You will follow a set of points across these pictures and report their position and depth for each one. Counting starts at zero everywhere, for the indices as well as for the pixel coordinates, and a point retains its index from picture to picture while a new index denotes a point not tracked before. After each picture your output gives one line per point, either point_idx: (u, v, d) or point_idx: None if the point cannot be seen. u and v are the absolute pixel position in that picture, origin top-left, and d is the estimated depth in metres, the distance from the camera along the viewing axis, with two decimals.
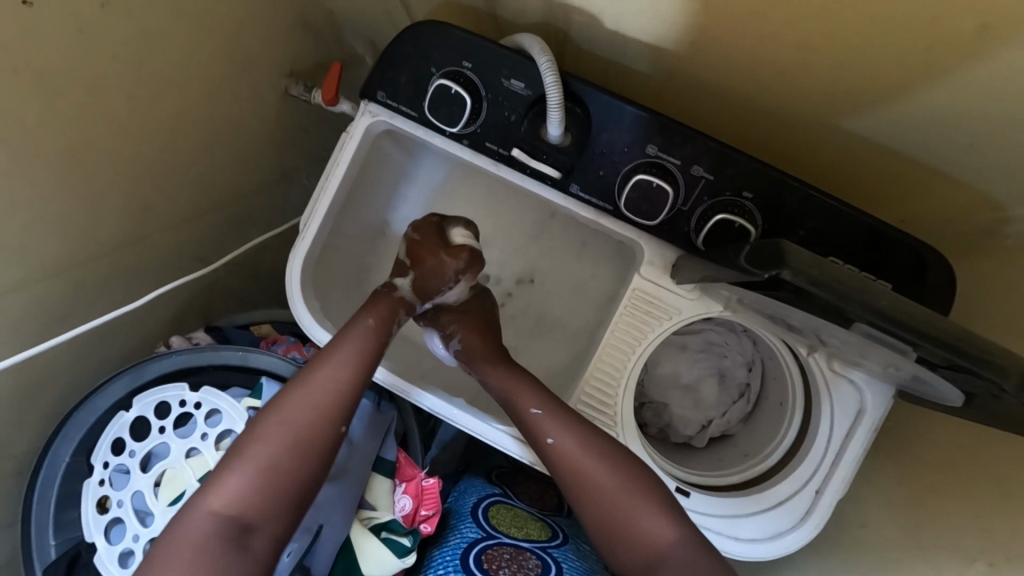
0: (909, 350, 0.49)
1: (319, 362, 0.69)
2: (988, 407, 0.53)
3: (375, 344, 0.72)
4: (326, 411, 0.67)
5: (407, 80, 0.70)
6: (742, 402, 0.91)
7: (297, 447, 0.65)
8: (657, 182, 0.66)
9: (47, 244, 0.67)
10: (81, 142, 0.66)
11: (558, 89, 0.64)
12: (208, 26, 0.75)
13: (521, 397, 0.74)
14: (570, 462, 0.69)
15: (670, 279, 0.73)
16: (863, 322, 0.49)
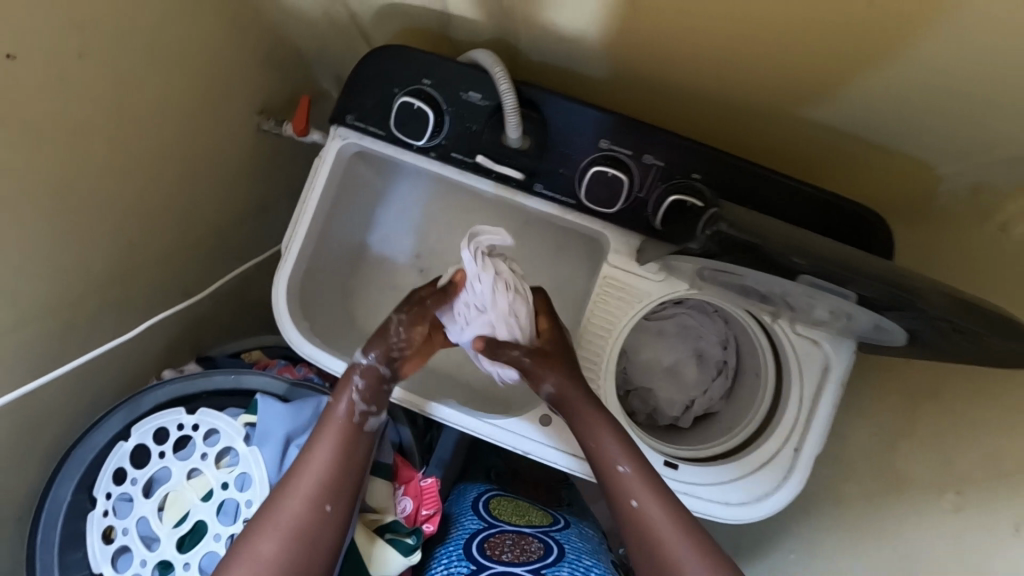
0: (849, 292, 0.53)
1: (301, 450, 0.69)
2: (933, 345, 0.58)
3: (348, 421, 0.70)
4: (308, 496, 0.66)
5: (373, 102, 0.75)
6: (721, 379, 0.96)
7: (285, 536, 0.64)
8: (612, 172, 0.71)
9: (39, 288, 0.70)
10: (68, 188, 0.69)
11: (512, 96, 0.69)
12: (181, 71, 0.79)
13: (611, 450, 0.72)
14: (649, 529, 0.69)
15: (637, 263, 0.77)
16: (808, 274, 0.53)
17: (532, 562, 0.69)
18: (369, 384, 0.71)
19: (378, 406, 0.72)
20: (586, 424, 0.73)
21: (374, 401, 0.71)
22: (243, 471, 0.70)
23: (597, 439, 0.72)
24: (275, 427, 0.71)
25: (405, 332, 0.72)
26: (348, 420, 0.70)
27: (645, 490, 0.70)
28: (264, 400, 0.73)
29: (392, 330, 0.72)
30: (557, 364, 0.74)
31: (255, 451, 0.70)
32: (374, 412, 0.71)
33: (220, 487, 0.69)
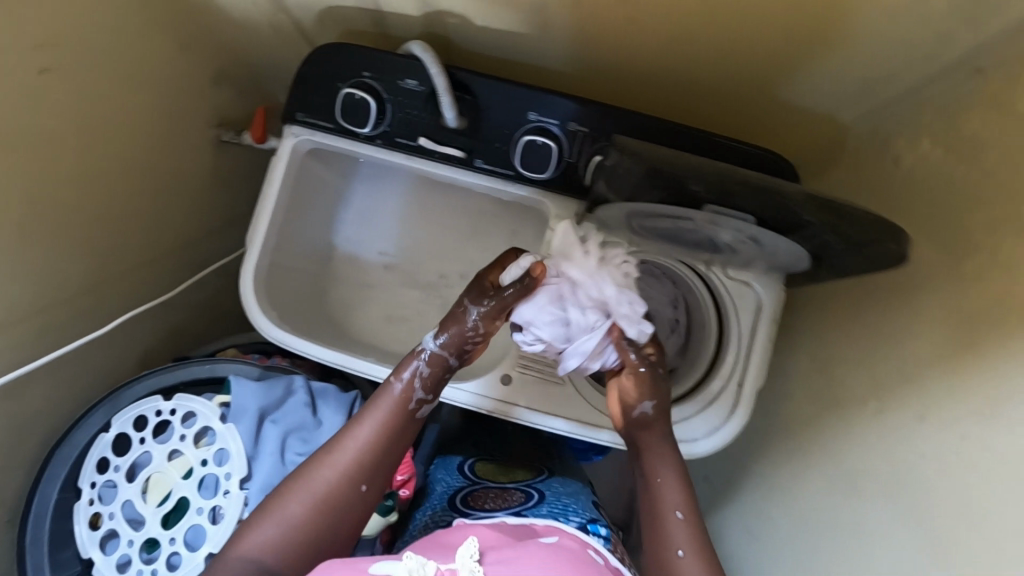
0: (748, 215, 0.60)
1: (346, 426, 0.69)
2: (836, 263, 0.66)
3: (402, 405, 0.70)
4: (347, 472, 0.66)
5: (320, 98, 0.81)
6: None
7: (316, 504, 0.64)
8: (541, 140, 0.78)
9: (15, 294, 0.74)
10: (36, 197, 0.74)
11: (444, 79, 0.76)
12: (140, 86, 0.85)
13: (665, 490, 0.70)
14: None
15: (578, 225, 0.82)
16: (712, 205, 0.60)
17: (512, 505, 0.75)
18: (433, 372, 0.71)
19: (434, 395, 0.72)
20: (655, 461, 0.72)
21: (432, 389, 0.71)
22: (221, 446, 0.74)
23: (659, 476, 0.71)
24: (248, 403, 0.76)
25: (479, 324, 0.70)
26: (404, 404, 0.70)
27: (693, 544, 0.66)
28: (237, 380, 0.77)
29: (466, 316, 0.71)
30: (654, 385, 0.73)
31: (231, 427, 0.75)
32: (429, 401, 0.71)
33: (200, 464, 0.73)
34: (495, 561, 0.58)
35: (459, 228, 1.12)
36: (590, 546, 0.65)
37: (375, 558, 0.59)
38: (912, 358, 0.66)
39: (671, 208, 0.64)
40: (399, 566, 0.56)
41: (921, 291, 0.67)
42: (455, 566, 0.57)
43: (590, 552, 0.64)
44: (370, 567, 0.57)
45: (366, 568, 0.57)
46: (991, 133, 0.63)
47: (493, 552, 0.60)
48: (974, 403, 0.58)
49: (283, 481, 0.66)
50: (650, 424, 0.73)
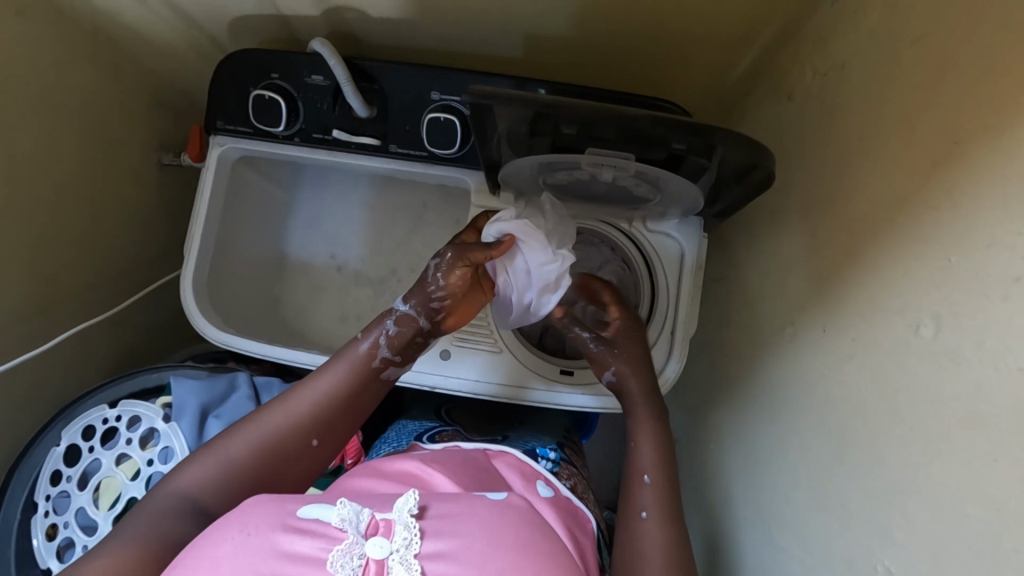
0: (628, 154, 0.66)
1: (308, 377, 0.70)
2: (722, 199, 0.72)
3: (365, 363, 0.71)
4: (304, 422, 0.66)
5: (234, 104, 0.85)
6: None
7: (265, 447, 0.63)
8: (444, 117, 0.80)
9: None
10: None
11: (345, 69, 0.79)
12: (72, 115, 0.89)
13: (640, 452, 0.72)
14: (641, 543, 0.63)
15: (496, 197, 0.86)
16: (592, 146, 0.67)
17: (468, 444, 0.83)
18: (402, 333, 0.73)
19: (401, 358, 0.74)
20: (633, 420, 0.76)
21: (400, 350, 0.73)
22: (165, 445, 0.76)
23: (632, 436, 0.75)
24: (188, 402, 0.78)
25: (442, 282, 0.73)
26: (369, 361, 0.71)
27: (660, 511, 0.66)
28: (176, 381, 0.79)
29: (431, 278, 0.74)
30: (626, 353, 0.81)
31: (174, 425, 0.77)
32: (395, 363, 0.73)
33: (147, 464, 0.76)
34: (439, 515, 0.50)
35: (402, 223, 1.15)
36: (540, 477, 0.70)
37: (307, 500, 0.52)
38: (810, 275, 0.67)
39: (562, 155, 0.70)
40: (331, 511, 0.49)
41: (814, 211, 0.68)
42: (391, 517, 0.49)
43: (536, 484, 0.68)
44: (298, 508, 0.50)
45: (291, 509, 0.50)
46: (857, 50, 0.64)
47: (440, 503, 0.52)
48: (856, 301, 0.58)
49: (233, 424, 0.66)
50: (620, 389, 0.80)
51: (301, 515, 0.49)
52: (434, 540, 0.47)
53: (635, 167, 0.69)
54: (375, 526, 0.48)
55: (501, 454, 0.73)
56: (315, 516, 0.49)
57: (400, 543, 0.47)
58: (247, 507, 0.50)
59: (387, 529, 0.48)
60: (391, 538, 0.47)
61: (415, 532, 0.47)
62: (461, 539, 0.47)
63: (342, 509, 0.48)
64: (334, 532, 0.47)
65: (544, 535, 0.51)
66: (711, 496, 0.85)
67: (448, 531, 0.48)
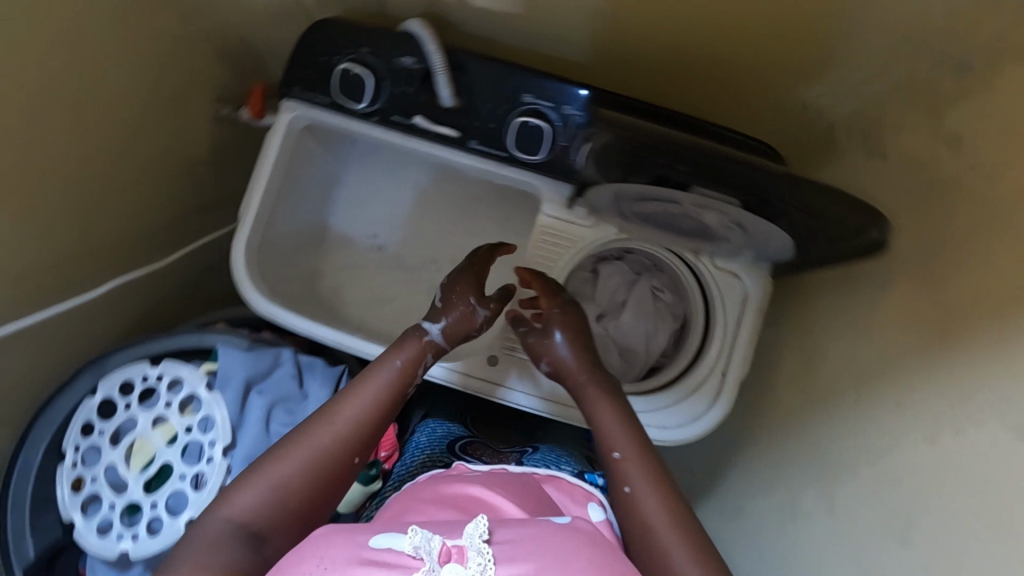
0: (733, 201, 0.64)
1: (348, 391, 0.69)
2: (812, 253, 0.71)
3: (404, 382, 0.72)
4: (350, 439, 0.65)
5: (316, 74, 0.82)
6: (669, 322, 0.99)
7: (313, 469, 0.62)
8: (534, 122, 0.78)
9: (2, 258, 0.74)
10: (33, 159, 0.74)
11: (441, 56, 0.77)
12: (143, 57, 0.85)
13: (611, 432, 0.71)
14: (636, 517, 0.63)
15: (568, 210, 0.85)
16: (701, 185, 0.65)
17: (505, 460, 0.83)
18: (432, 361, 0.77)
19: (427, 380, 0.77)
20: (596, 407, 0.74)
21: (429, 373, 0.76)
22: (206, 414, 0.74)
23: (596, 410, 0.74)
24: (233, 373, 0.76)
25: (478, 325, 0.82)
26: (407, 381, 0.73)
27: (642, 478, 0.66)
28: (223, 349, 0.77)
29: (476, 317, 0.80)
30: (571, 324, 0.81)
31: (217, 395, 0.75)
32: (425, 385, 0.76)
33: (185, 431, 0.74)
34: (507, 540, 0.49)
35: (450, 214, 1.14)
36: (592, 497, 0.70)
37: (375, 531, 0.51)
38: (887, 347, 0.67)
39: (658, 195, 0.69)
40: (402, 540, 0.48)
41: (896, 284, 0.67)
42: (462, 542, 0.48)
43: (589, 506, 0.68)
44: (369, 539, 0.49)
45: (363, 540, 0.49)
46: (968, 128, 0.63)
47: (506, 527, 0.51)
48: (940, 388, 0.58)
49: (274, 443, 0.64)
50: (561, 376, 0.79)
51: (373, 545, 0.48)
52: (508, 565, 0.46)
53: (736, 212, 0.66)
54: (448, 552, 0.47)
55: (551, 478, 0.73)
56: (387, 545, 0.48)
57: (475, 570, 0.46)
58: (315, 540, 0.49)
59: (461, 555, 0.47)
60: (466, 564, 0.46)
61: (489, 558, 0.47)
62: (533, 562, 0.47)
63: (413, 537, 0.47)
64: (407, 561, 0.46)
65: (613, 553, 0.51)
66: (734, 539, 0.86)
67: (519, 555, 0.47)
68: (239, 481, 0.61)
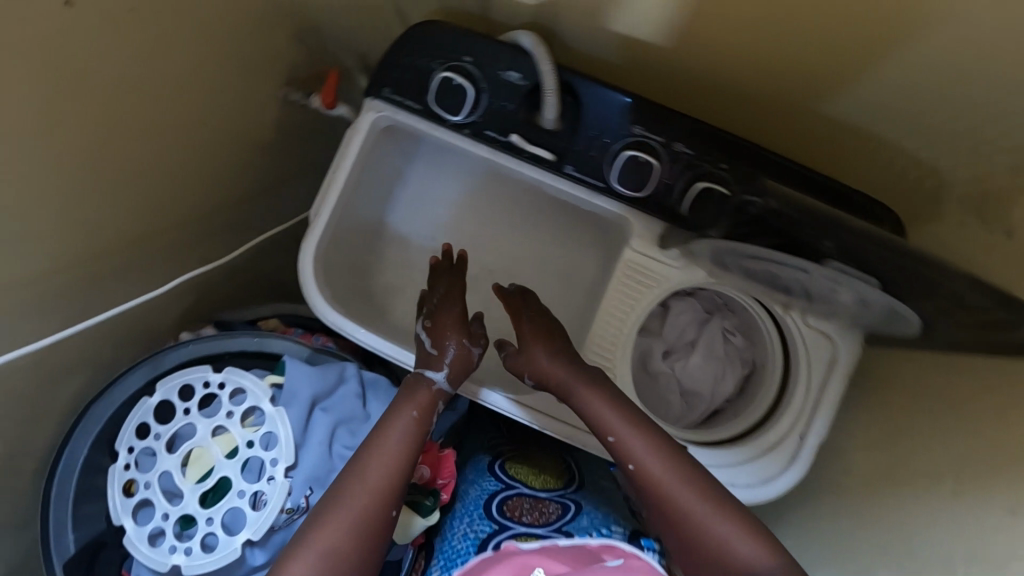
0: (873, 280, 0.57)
1: (369, 446, 0.71)
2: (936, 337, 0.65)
3: (422, 430, 0.74)
4: (382, 495, 0.67)
5: (411, 78, 0.77)
6: (739, 368, 0.95)
7: (354, 533, 0.65)
8: (642, 157, 0.73)
9: (68, 248, 0.70)
10: (108, 147, 0.70)
11: (553, 77, 0.71)
12: (224, 36, 0.80)
13: (601, 413, 0.76)
14: (648, 486, 0.71)
15: (658, 249, 0.80)
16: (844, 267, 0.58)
17: (552, 523, 0.75)
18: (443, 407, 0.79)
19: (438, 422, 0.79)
20: (581, 398, 0.78)
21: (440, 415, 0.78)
22: (269, 430, 0.71)
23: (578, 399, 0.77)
24: (300, 389, 0.73)
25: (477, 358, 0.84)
26: (425, 428, 0.74)
27: (644, 451, 0.73)
28: (291, 362, 0.74)
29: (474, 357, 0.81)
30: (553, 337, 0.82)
31: (282, 411, 0.71)
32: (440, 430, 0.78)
33: (245, 445, 0.70)
34: None
35: (516, 227, 1.09)
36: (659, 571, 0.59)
37: None
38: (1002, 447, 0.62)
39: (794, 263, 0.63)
40: None
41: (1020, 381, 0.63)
42: None
43: None
44: None
45: None
46: None
47: None
48: None
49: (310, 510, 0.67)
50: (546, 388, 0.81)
51: None
52: None
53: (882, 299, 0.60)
54: None
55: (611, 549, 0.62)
56: None
57: None
58: None
59: None
60: None
61: None
62: None
63: None
64: None
65: None
66: None
67: None
68: (291, 551, 0.64)
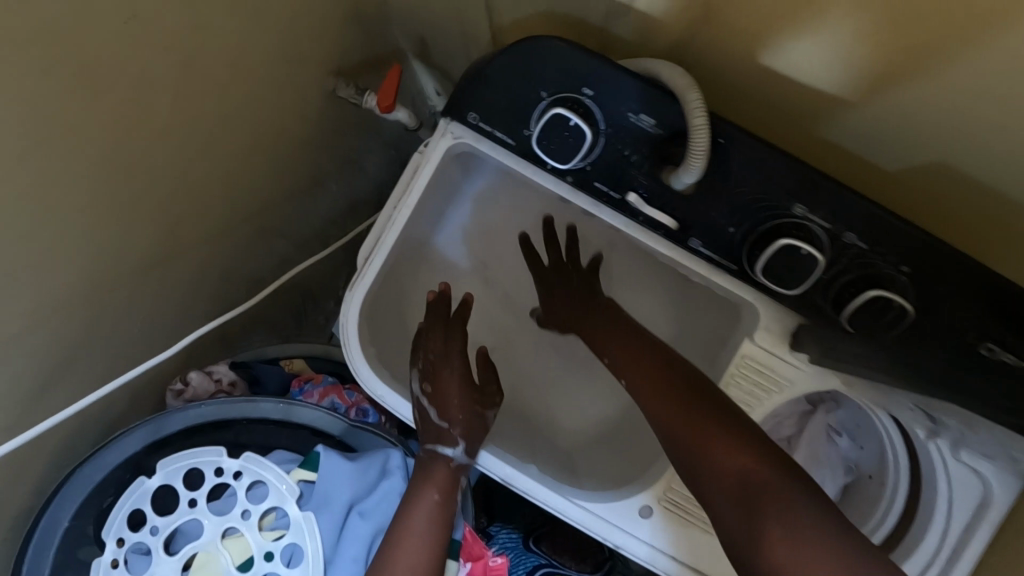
0: None
1: (389, 545, 0.57)
2: None
3: (438, 509, 0.60)
4: None
5: (508, 105, 0.60)
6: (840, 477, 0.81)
7: None
8: (805, 249, 0.55)
9: (45, 286, 0.54)
10: (100, 156, 0.53)
11: (705, 136, 0.52)
12: (264, 15, 0.62)
13: (599, 335, 0.75)
14: (636, 388, 0.65)
15: (787, 347, 0.65)
16: None
17: None
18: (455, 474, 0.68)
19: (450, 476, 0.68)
20: (590, 332, 0.77)
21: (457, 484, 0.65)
22: (293, 540, 0.58)
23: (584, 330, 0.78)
24: (335, 491, 0.59)
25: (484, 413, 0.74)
26: (446, 506, 0.61)
27: (637, 359, 0.68)
28: (325, 453, 0.60)
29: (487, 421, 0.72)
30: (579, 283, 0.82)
31: (311, 517, 0.58)
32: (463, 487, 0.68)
33: (262, 557, 0.57)
34: None
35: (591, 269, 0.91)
36: None
37: None
38: None
39: None
40: None
41: None
42: None
43: None
44: None
45: None
46: None
47: None
48: None
49: None
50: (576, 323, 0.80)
51: None
52: None
53: None
54: None
55: None
56: None
57: None
58: None
59: None
60: None
61: None
62: None
63: None
64: None
65: None
66: None
67: None
68: None
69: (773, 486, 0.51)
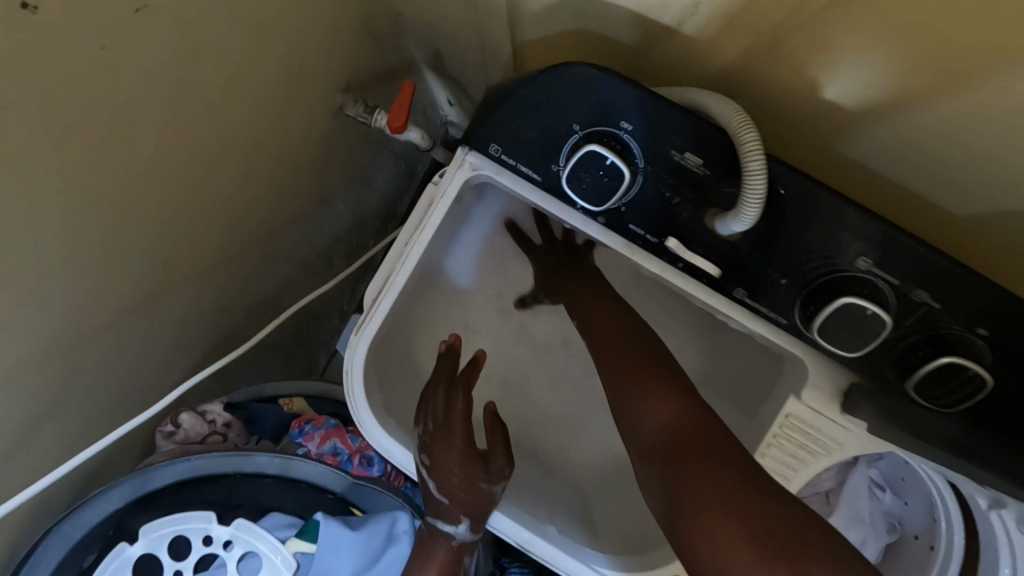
0: None
1: None
2: None
3: None
4: None
5: (535, 137, 0.54)
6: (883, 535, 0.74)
7: None
8: (869, 309, 0.49)
9: (18, 338, 0.49)
10: (69, 198, 0.47)
11: (761, 184, 0.45)
12: (264, 33, 0.56)
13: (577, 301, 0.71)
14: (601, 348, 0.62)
15: (840, 410, 0.58)
16: None
17: None
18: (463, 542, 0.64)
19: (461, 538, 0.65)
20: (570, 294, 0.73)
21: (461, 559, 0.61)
22: None
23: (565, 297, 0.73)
24: (331, 566, 0.56)
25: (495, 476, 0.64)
26: None
27: (613, 322, 0.65)
28: (324, 521, 0.57)
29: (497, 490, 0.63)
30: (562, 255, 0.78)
31: None
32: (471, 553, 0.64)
33: None
34: None
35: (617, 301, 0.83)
36: None
37: None
38: None
39: None
40: None
41: None
42: None
43: None
44: None
45: None
46: None
47: None
48: None
49: None
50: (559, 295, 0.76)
51: None
52: None
53: None
54: None
55: None
56: None
57: None
58: None
59: None
60: None
61: None
62: None
63: None
64: None
65: None
66: None
67: None
68: None
69: (688, 445, 0.48)
